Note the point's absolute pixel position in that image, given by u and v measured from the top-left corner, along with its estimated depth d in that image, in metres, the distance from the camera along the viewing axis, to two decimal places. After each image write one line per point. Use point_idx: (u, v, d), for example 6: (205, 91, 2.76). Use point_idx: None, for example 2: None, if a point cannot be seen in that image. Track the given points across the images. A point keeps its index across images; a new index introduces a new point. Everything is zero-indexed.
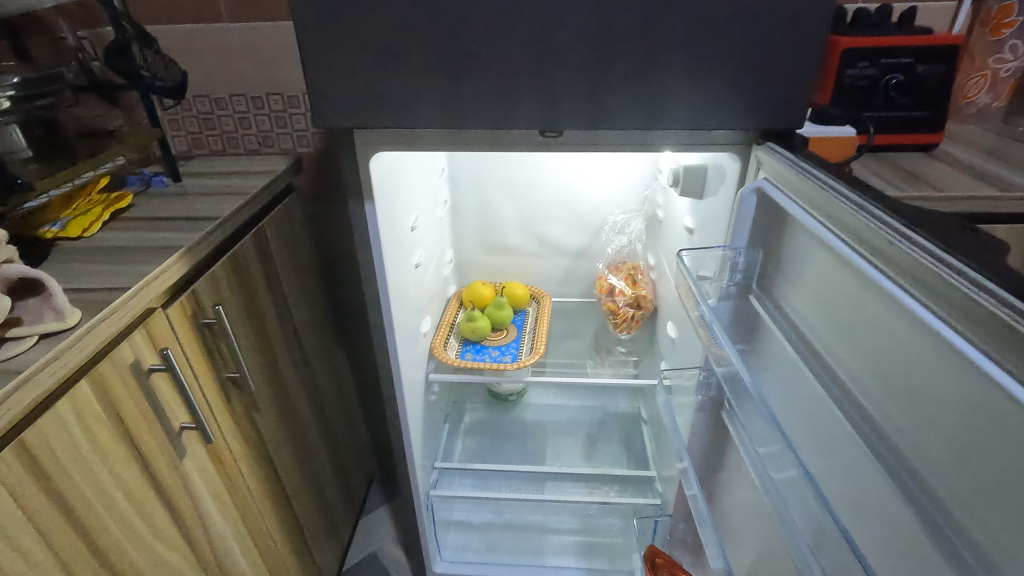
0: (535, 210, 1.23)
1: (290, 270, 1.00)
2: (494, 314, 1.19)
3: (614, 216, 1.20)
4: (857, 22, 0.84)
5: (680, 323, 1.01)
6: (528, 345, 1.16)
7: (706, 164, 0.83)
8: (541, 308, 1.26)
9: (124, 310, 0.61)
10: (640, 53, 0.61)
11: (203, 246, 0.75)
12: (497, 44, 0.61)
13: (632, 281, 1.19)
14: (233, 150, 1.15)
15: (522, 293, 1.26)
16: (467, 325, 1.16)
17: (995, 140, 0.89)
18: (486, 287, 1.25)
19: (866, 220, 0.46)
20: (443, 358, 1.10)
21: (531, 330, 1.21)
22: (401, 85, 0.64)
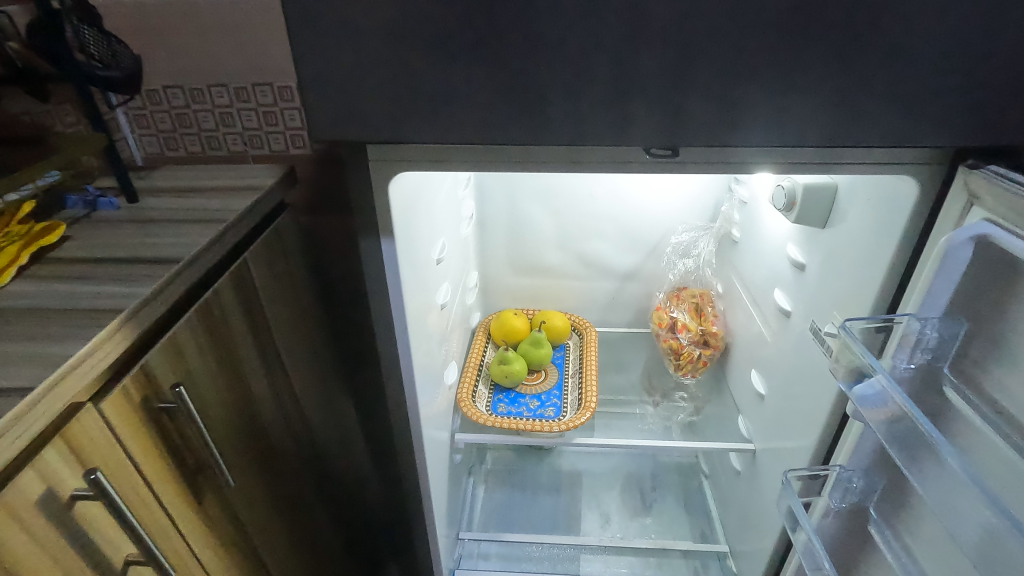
0: (580, 225, 1.02)
1: (283, 310, 0.79)
2: (530, 353, 0.99)
3: (676, 234, 0.99)
4: None
5: (773, 375, 0.80)
6: (574, 394, 0.96)
7: (837, 183, 0.62)
8: (587, 343, 1.05)
9: (27, 422, 0.40)
10: (808, 31, 0.40)
11: (158, 303, 0.53)
12: (588, 15, 0.40)
13: (697, 312, 0.99)
14: (214, 153, 0.90)
15: (563, 326, 1.05)
16: (499, 368, 0.95)
17: None
18: (520, 317, 1.05)
19: None
20: (472, 415, 0.89)
21: (575, 373, 1.00)
22: (439, 74, 0.43)
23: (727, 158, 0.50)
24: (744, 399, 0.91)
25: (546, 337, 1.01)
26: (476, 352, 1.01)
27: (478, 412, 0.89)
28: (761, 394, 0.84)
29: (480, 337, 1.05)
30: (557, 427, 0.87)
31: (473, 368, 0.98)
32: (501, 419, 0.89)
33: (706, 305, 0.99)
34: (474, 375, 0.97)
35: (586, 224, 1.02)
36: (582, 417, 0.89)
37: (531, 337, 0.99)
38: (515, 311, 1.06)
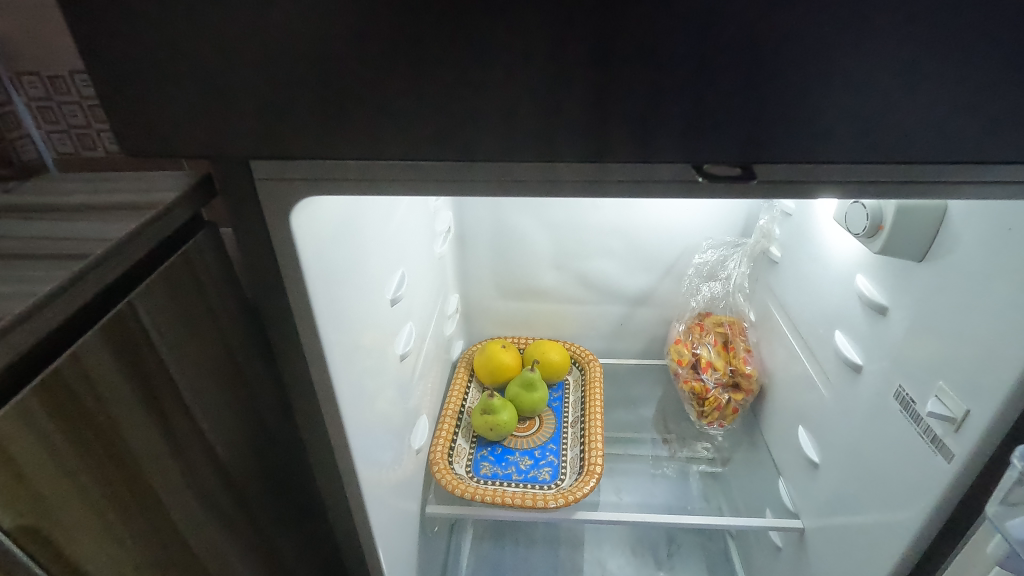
0: (581, 238, 0.84)
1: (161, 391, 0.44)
2: (521, 396, 0.80)
3: (700, 251, 0.81)
4: None
5: (831, 440, 0.62)
6: (575, 448, 0.78)
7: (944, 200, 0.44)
8: (595, 382, 0.86)
9: None
10: None
11: None
12: None
13: (725, 345, 0.81)
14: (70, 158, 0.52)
15: (561, 362, 0.86)
16: (482, 417, 0.77)
17: None
18: (509, 351, 0.86)
19: None
20: (447, 483, 0.71)
21: (577, 421, 0.82)
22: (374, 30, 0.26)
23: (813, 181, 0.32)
24: (788, 463, 0.73)
25: (541, 376, 0.83)
26: (455, 396, 0.83)
27: (454, 479, 0.71)
28: (814, 460, 0.65)
29: (460, 375, 0.87)
30: (554, 501, 0.69)
31: (451, 417, 0.80)
32: (484, 488, 0.71)
33: (736, 337, 0.81)
34: (452, 428, 0.79)
35: (589, 238, 0.84)
36: (587, 485, 0.71)
37: (522, 376, 0.81)
38: (503, 343, 0.88)
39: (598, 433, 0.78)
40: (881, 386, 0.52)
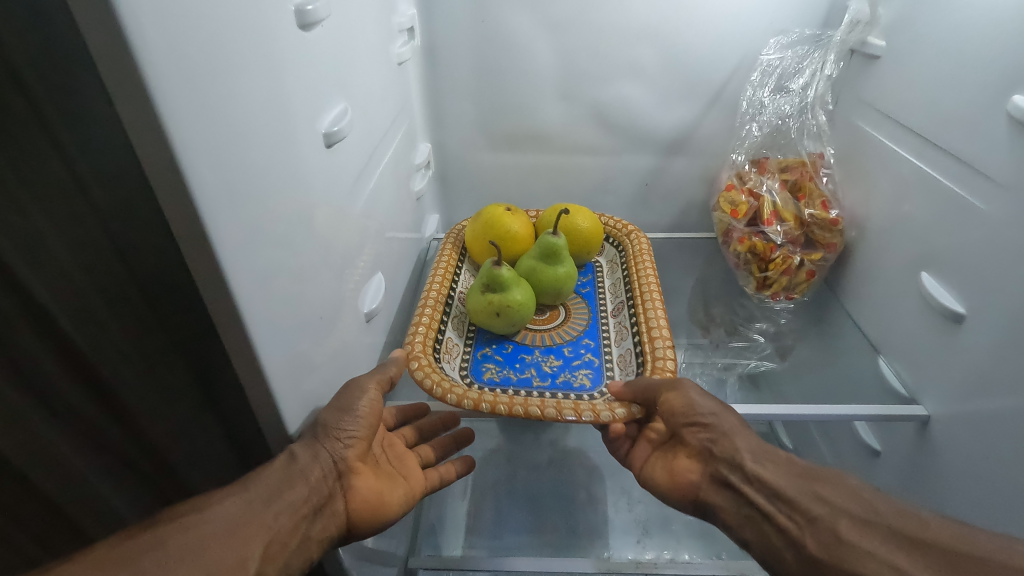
0: (598, 50, 0.61)
1: None
2: (540, 272, 0.56)
3: (760, 59, 0.60)
4: None
5: (992, 271, 0.41)
6: (623, 347, 0.54)
7: None
8: (642, 260, 0.61)
9: None
10: None
11: None
12: None
13: (793, 189, 0.60)
14: None
15: (593, 234, 0.62)
16: (486, 297, 0.52)
17: None
18: (519, 217, 0.62)
19: None
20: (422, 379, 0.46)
21: (621, 312, 0.58)
22: None
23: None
24: (896, 337, 0.52)
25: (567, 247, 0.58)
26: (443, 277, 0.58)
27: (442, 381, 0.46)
28: (955, 311, 0.44)
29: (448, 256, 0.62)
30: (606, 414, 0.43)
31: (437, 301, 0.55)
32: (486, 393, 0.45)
33: (811, 176, 0.59)
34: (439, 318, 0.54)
35: (608, 47, 0.61)
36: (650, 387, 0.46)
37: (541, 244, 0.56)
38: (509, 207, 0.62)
39: (656, 318, 0.54)
40: None
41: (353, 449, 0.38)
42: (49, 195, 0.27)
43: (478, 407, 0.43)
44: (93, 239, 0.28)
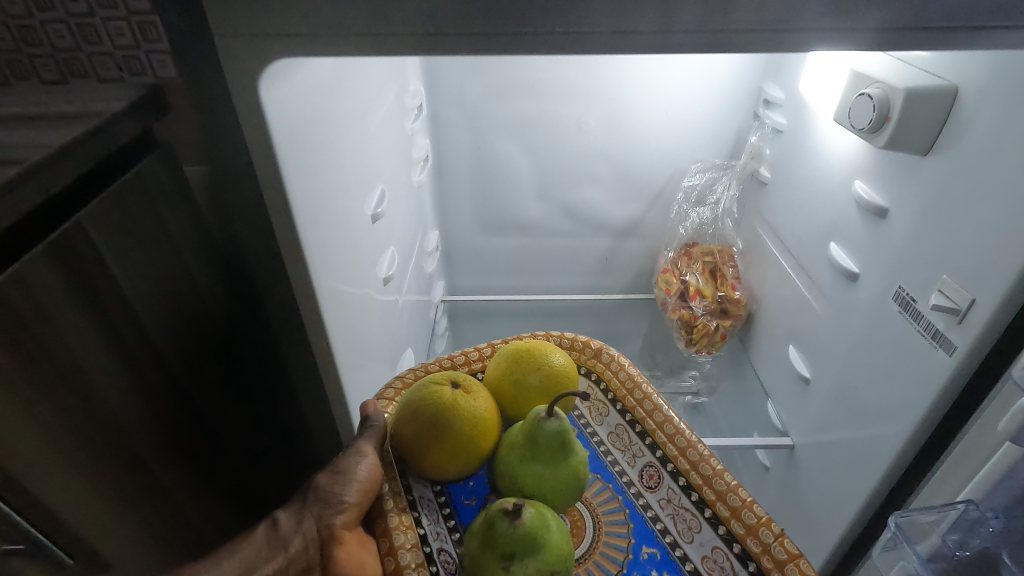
0: (565, 167, 0.81)
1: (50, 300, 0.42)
2: (549, 478, 0.39)
3: (687, 177, 0.80)
4: None
5: (820, 351, 0.62)
6: (655, 491, 0.45)
7: (956, 89, 0.42)
8: (617, 371, 0.52)
9: None
10: None
11: None
12: None
13: (711, 274, 0.80)
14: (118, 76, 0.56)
15: (566, 363, 0.47)
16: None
17: None
18: (474, 393, 0.42)
19: None
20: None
21: (622, 435, 0.49)
22: None
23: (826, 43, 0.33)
24: (778, 387, 0.72)
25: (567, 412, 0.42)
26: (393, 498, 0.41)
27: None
28: (804, 376, 0.65)
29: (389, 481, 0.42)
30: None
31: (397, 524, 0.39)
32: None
33: (724, 264, 0.80)
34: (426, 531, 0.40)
35: (572, 166, 0.81)
36: (721, 521, 0.41)
37: (533, 436, 0.39)
38: (451, 382, 0.42)
39: (666, 414, 0.47)
40: (880, 284, 0.51)
41: (343, 518, 0.38)
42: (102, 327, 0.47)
43: None
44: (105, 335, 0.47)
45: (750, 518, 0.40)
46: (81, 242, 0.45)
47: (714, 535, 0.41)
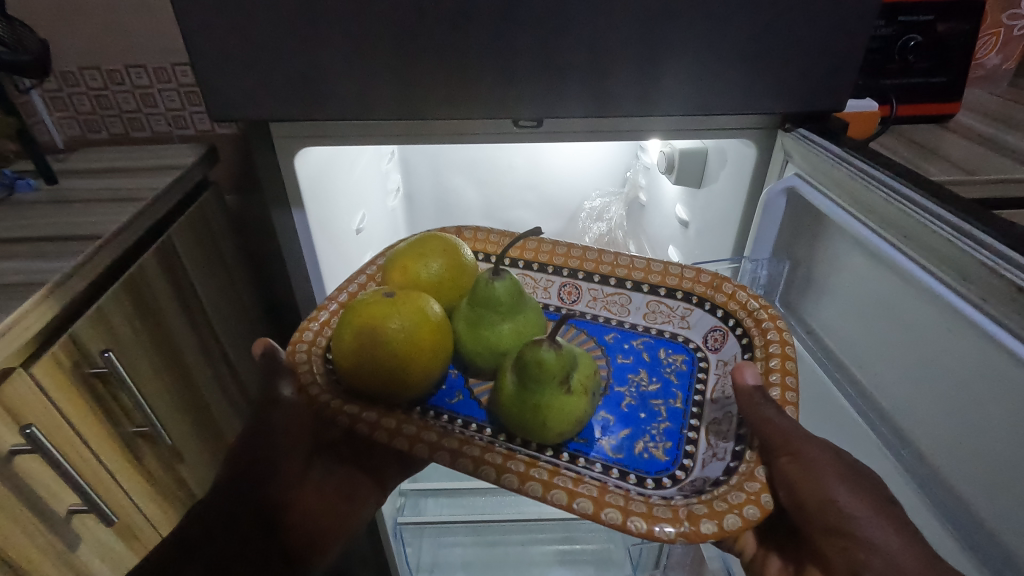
0: (501, 195, 1.08)
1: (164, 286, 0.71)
2: (520, 323, 0.53)
3: (590, 200, 1.09)
4: None
5: None
6: (578, 300, 0.65)
7: (706, 147, 0.71)
8: (471, 240, 0.70)
9: None
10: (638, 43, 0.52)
11: (79, 278, 0.56)
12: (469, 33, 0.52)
13: None
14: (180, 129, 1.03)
15: (445, 238, 0.59)
16: (561, 397, 0.47)
17: (1008, 108, 0.85)
18: (401, 307, 0.49)
19: (968, 247, 0.39)
20: (643, 539, 0.41)
21: (525, 279, 0.67)
22: (346, 68, 0.53)
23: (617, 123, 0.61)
24: None
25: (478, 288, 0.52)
26: (414, 442, 0.46)
27: (687, 522, 0.41)
28: None
29: (387, 426, 0.47)
30: (743, 315, 0.57)
31: (426, 429, 0.47)
32: (689, 502, 0.44)
33: None
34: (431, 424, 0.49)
35: (507, 194, 1.08)
36: (643, 284, 0.63)
37: (491, 300, 0.52)
38: (393, 311, 0.48)
39: (546, 247, 0.67)
40: None
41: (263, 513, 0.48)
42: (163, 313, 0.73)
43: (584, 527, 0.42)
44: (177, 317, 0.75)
45: (657, 269, 0.63)
46: (172, 245, 0.72)
47: (642, 296, 0.63)
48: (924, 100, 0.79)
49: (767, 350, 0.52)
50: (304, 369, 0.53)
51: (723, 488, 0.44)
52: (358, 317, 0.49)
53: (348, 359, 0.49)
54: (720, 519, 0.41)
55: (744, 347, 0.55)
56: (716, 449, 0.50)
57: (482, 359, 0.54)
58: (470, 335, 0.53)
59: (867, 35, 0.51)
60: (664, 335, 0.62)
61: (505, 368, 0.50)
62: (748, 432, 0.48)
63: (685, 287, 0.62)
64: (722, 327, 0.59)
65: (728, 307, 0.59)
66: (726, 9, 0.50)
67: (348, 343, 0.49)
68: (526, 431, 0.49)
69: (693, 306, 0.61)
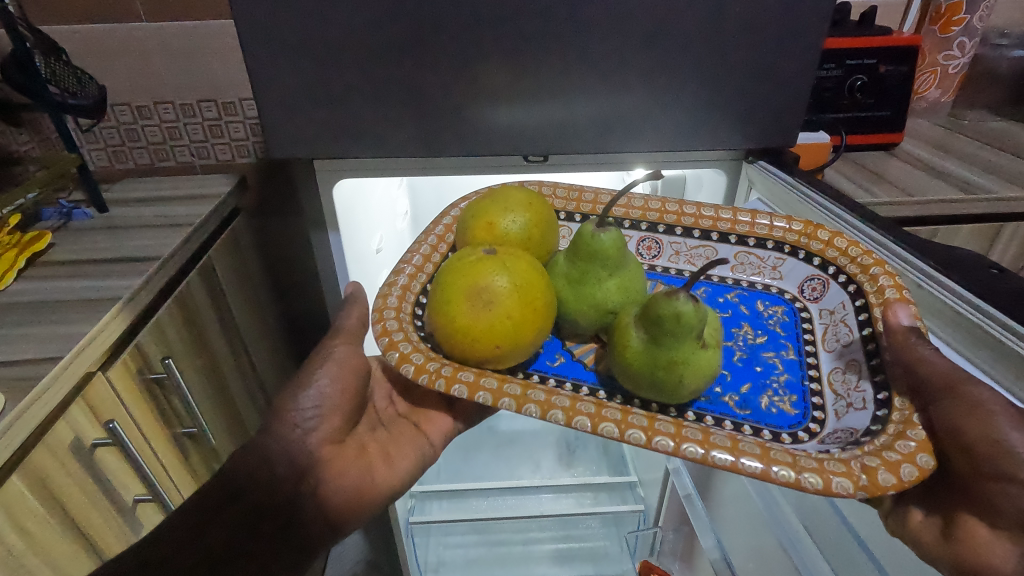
0: None
1: (206, 302, 0.79)
2: (624, 277, 0.53)
3: None
4: (862, 27, 0.89)
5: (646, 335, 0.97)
6: (660, 255, 0.64)
7: (684, 175, 0.82)
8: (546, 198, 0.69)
9: (70, 372, 0.54)
10: (622, 90, 0.63)
11: (144, 294, 0.64)
12: (483, 81, 0.62)
13: None
14: (204, 161, 1.08)
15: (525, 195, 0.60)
16: (694, 350, 0.46)
17: (946, 136, 0.97)
18: (505, 265, 0.49)
19: (913, 277, 0.50)
20: (820, 495, 0.37)
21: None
22: (381, 112, 0.63)
23: (608, 158, 0.71)
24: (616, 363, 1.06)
25: (585, 238, 0.52)
26: (547, 409, 0.42)
27: (862, 469, 0.37)
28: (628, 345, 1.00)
29: (512, 394, 0.43)
30: (843, 261, 0.55)
31: (555, 395, 0.43)
32: (854, 454, 0.39)
33: None
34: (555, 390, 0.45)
35: None
36: (730, 236, 0.61)
37: (598, 254, 0.51)
38: (497, 270, 0.49)
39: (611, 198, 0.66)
40: None
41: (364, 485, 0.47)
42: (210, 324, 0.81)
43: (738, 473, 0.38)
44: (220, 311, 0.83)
45: (744, 220, 0.61)
46: (211, 264, 0.81)
47: (731, 248, 0.61)
48: (871, 131, 0.91)
49: (877, 287, 0.50)
50: (403, 337, 0.49)
51: (883, 436, 0.41)
52: (466, 277, 0.48)
53: (461, 324, 0.47)
54: (897, 471, 0.37)
55: (851, 295, 0.53)
56: (850, 398, 0.47)
57: (585, 319, 0.54)
58: (574, 292, 0.53)
59: (810, 84, 0.62)
60: (756, 287, 0.61)
61: (625, 324, 0.48)
62: (889, 375, 0.45)
63: (777, 237, 0.60)
64: (820, 277, 0.57)
65: (825, 255, 0.57)
66: (700, 66, 0.61)
67: (457, 309, 0.48)
68: (652, 389, 0.47)
69: (784, 256, 0.59)
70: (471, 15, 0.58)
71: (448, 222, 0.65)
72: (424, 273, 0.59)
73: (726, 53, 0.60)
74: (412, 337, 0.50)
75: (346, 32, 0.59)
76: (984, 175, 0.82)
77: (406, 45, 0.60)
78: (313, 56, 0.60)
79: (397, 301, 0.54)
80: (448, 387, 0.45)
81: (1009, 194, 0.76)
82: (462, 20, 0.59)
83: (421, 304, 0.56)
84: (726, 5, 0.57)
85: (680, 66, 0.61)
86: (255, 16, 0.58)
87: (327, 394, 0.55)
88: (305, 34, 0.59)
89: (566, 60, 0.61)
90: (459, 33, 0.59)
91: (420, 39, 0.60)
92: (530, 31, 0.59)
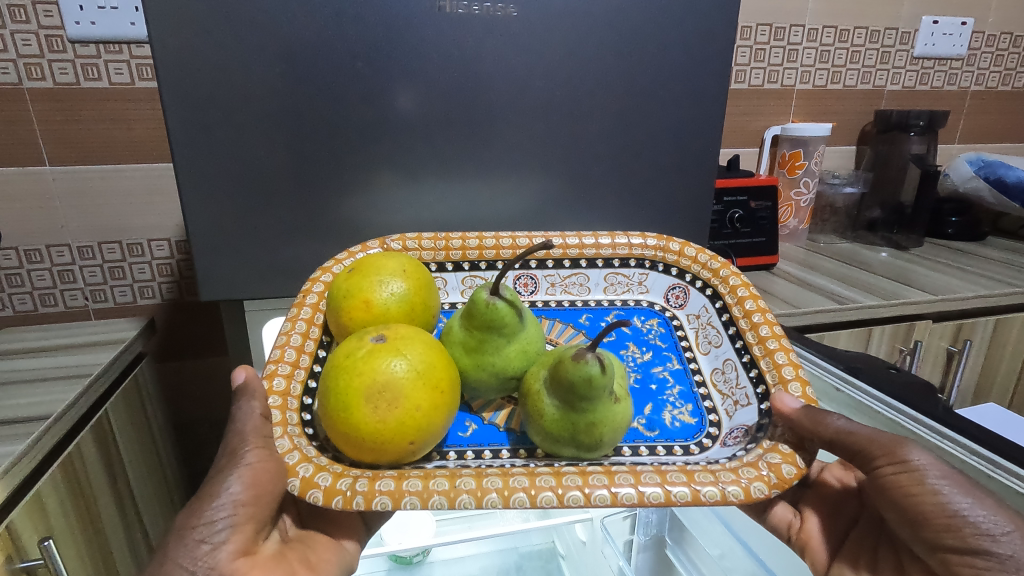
0: None
1: (97, 460, 0.69)
2: (522, 341, 0.52)
3: None
4: (733, 171, 1.07)
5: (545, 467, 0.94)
6: (536, 290, 0.66)
7: None
8: (413, 249, 0.64)
9: None
10: (546, 220, 0.69)
11: (27, 461, 0.55)
12: (420, 213, 0.66)
13: None
14: (98, 303, 1.00)
15: (400, 259, 0.56)
16: (611, 407, 0.45)
17: (808, 256, 1.14)
18: (398, 348, 0.45)
19: (861, 398, 0.59)
20: (743, 506, 0.39)
21: (474, 280, 0.65)
22: (317, 246, 0.65)
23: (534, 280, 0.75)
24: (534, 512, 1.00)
25: (479, 308, 0.50)
26: (483, 495, 0.38)
27: (768, 468, 0.41)
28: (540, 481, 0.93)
29: (441, 490, 0.38)
30: (696, 268, 0.64)
31: (484, 477, 0.40)
32: (757, 454, 0.44)
33: None
34: (483, 469, 0.41)
35: None
36: (597, 261, 0.67)
37: (494, 322, 0.50)
38: (392, 357, 0.44)
39: (488, 242, 0.65)
40: None
41: None
42: (95, 488, 0.68)
43: (669, 499, 0.39)
44: (109, 464, 0.72)
45: (607, 243, 0.66)
46: (108, 419, 0.72)
47: (601, 271, 0.67)
48: (754, 254, 1.04)
49: (751, 321, 0.56)
50: (300, 458, 0.42)
51: (779, 430, 0.45)
52: (361, 377, 0.43)
53: (366, 431, 0.41)
54: (796, 460, 0.42)
55: (709, 297, 0.62)
56: (735, 395, 0.53)
57: (490, 388, 0.52)
58: (473, 360, 0.51)
59: (707, 214, 0.72)
60: (629, 304, 0.66)
61: (537, 392, 0.46)
62: (769, 385, 0.50)
63: (638, 254, 0.66)
64: (681, 285, 0.65)
65: (681, 263, 0.65)
66: (612, 199, 0.69)
67: (358, 417, 0.42)
68: (573, 453, 0.46)
69: (647, 271, 0.67)
70: (406, 157, 0.63)
71: (319, 289, 0.58)
72: (301, 368, 0.51)
73: (635, 189, 0.69)
74: (309, 454, 0.43)
75: (282, 170, 0.61)
76: (847, 287, 0.97)
77: (342, 183, 0.63)
78: (247, 192, 0.61)
79: (278, 414, 0.46)
80: (369, 504, 0.38)
81: (872, 303, 0.90)
82: (398, 159, 0.63)
83: (307, 406, 0.48)
84: (630, 151, 0.67)
85: (594, 200, 0.69)
86: (190, 158, 0.58)
87: (240, 500, 0.43)
88: (240, 173, 0.60)
89: (494, 195, 0.67)
90: (395, 169, 0.63)
91: (354, 177, 0.63)
92: (462, 169, 0.65)
